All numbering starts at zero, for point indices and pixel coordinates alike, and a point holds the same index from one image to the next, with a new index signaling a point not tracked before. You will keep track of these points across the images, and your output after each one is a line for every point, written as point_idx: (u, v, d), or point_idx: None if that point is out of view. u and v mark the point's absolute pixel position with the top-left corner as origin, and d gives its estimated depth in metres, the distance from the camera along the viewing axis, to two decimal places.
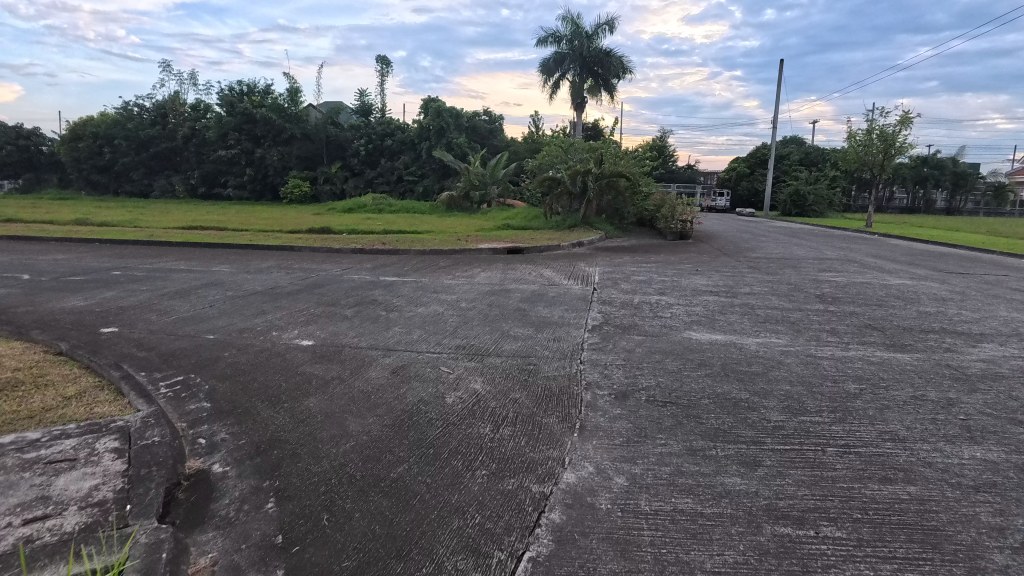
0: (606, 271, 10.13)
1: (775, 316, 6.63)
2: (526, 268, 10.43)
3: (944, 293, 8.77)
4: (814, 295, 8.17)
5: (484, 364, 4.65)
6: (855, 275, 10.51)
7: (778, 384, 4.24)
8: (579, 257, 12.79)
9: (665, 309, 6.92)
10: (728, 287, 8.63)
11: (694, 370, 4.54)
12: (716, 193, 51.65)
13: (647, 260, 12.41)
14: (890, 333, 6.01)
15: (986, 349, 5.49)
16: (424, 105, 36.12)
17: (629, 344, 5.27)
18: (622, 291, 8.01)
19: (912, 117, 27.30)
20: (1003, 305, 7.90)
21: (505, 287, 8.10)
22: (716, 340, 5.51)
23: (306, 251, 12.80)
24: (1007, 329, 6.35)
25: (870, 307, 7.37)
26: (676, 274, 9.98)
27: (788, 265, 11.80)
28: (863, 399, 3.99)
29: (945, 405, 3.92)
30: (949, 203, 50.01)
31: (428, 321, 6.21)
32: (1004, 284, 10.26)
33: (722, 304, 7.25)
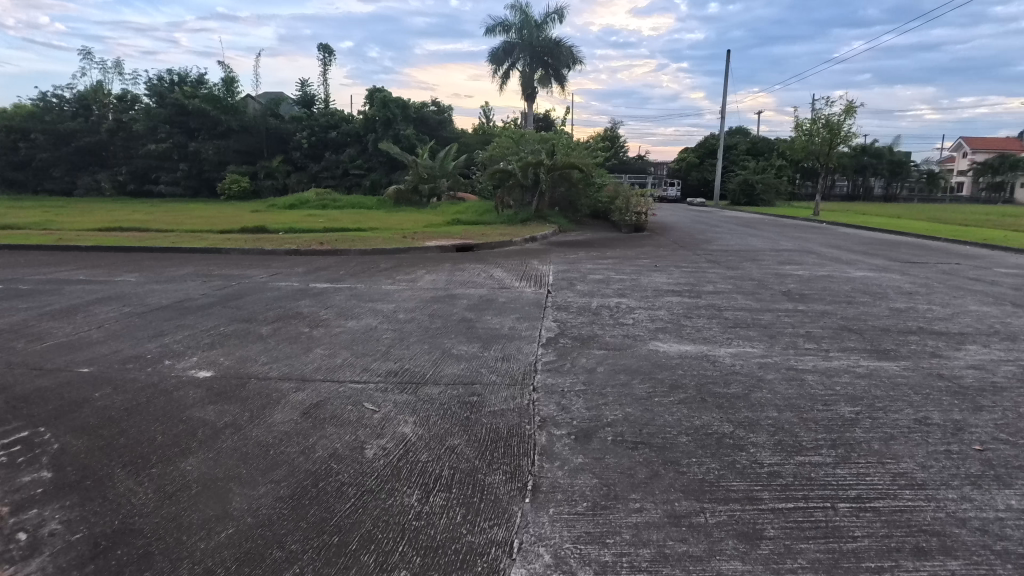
0: (561, 270, 9.45)
1: (744, 320, 6.05)
2: (475, 268, 9.64)
3: (909, 286, 8.46)
4: (779, 292, 7.70)
5: (418, 398, 3.87)
6: (816, 268, 10.15)
7: (763, 411, 3.62)
8: (531, 254, 12.09)
9: (625, 314, 6.27)
10: (690, 285, 8.09)
11: (666, 395, 3.87)
12: (667, 183, 51.96)
13: (603, 255, 11.82)
14: (869, 336, 5.51)
15: (973, 353, 5.03)
16: (369, 96, 34.77)
17: (588, 362, 4.57)
18: (578, 293, 7.33)
19: (855, 106, 27.76)
20: (971, 298, 7.60)
21: (450, 293, 7.30)
22: (685, 353, 4.88)
23: (234, 254, 11.65)
24: (985, 327, 5.97)
25: (841, 305, 6.93)
26: (634, 271, 9.39)
27: (747, 258, 11.43)
28: (862, 427, 3.40)
29: (954, 432, 3.37)
30: (887, 190, 51.95)
31: (358, 337, 5.37)
32: (961, 273, 10.14)
33: (687, 306, 6.65)
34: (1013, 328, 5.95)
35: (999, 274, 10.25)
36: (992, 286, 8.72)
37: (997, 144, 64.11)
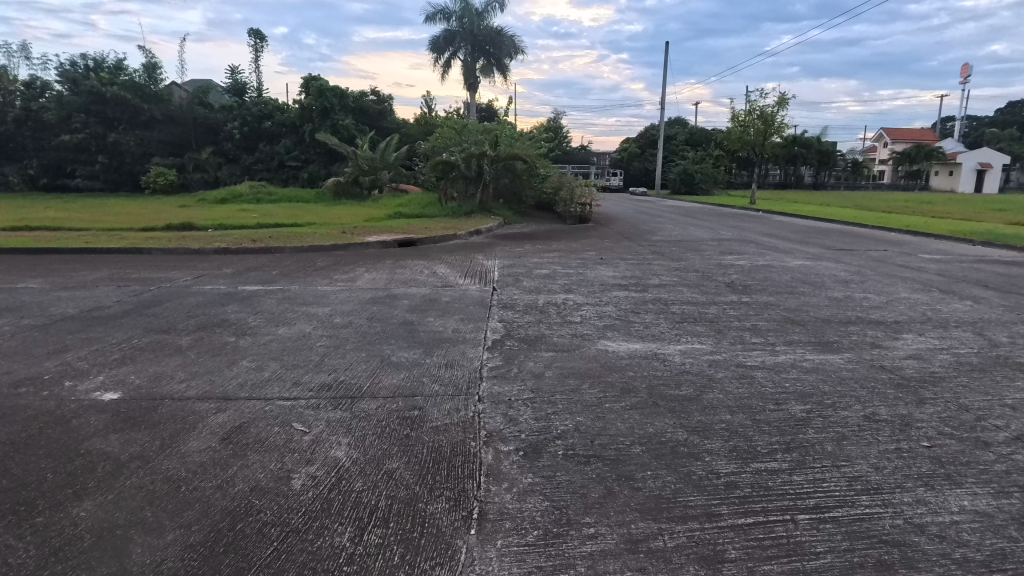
0: (507, 265, 9.22)
1: (692, 314, 6.00)
2: (417, 264, 9.29)
3: (844, 274, 8.69)
4: (722, 283, 7.74)
5: (354, 415, 3.56)
6: (756, 258, 10.33)
7: (716, 414, 3.51)
8: (475, 248, 11.81)
9: (573, 311, 6.11)
10: (637, 278, 8.03)
11: (616, 400, 3.71)
12: (610, 172, 52.51)
13: (549, 248, 11.68)
14: (812, 328, 5.54)
15: (910, 342, 5.12)
16: (305, 84, 33.44)
17: (536, 366, 4.36)
18: (524, 290, 7.12)
19: (787, 98, 28.75)
20: (902, 285, 7.86)
21: (391, 293, 6.95)
22: (635, 352, 4.76)
23: (156, 254, 10.82)
24: (918, 315, 6.13)
25: (782, 296, 7.01)
26: (580, 264, 9.28)
27: (690, 249, 11.54)
28: (815, 428, 3.34)
29: (902, 428, 3.35)
30: (816, 179, 54.41)
31: (289, 346, 4.97)
32: (889, 260, 10.56)
33: (634, 301, 6.56)
34: (943, 316, 6.14)
35: (924, 260, 10.71)
36: (919, 273, 9.08)
37: (914, 134, 68.09)
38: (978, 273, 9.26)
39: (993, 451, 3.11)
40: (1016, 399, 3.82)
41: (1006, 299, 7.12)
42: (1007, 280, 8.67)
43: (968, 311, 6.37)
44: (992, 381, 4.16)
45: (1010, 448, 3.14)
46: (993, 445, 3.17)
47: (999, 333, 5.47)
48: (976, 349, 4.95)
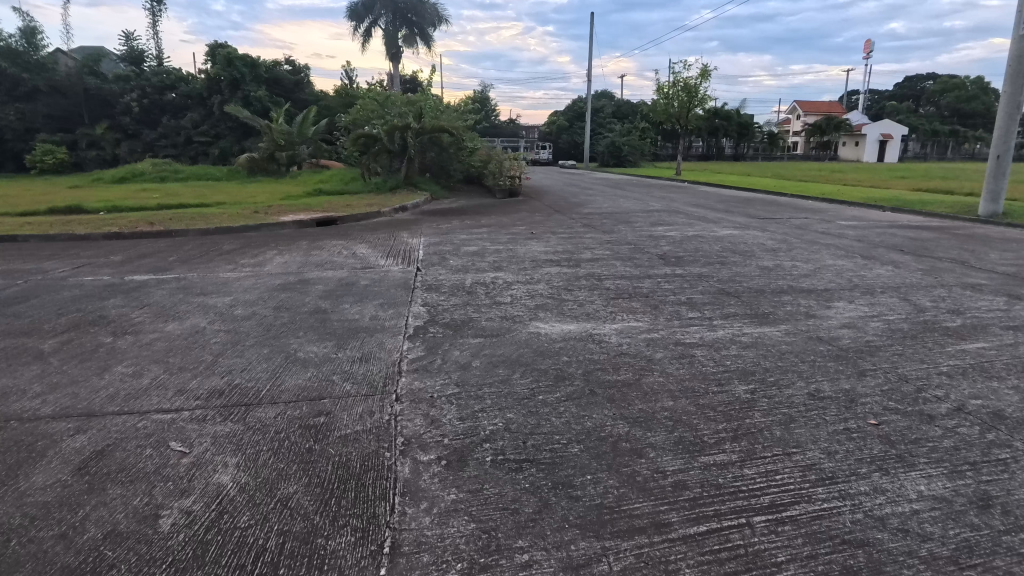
0: (433, 243, 8.69)
1: (626, 290, 5.74)
2: (335, 245, 8.60)
3: (771, 243, 8.74)
4: (655, 255, 7.57)
5: (248, 427, 3.03)
6: (686, 228, 10.28)
7: (658, 401, 3.22)
8: (400, 226, 11.16)
9: (502, 291, 5.71)
10: (568, 253, 7.73)
11: (550, 391, 3.36)
12: (539, 146, 52.25)
13: (478, 224, 11.21)
14: (747, 299, 5.40)
15: (842, 311, 5.06)
16: (211, 52, 30.95)
17: (462, 356, 3.94)
18: (450, 270, 6.66)
19: (710, 70, 29.24)
20: (826, 252, 7.96)
21: (303, 278, 6.30)
22: (568, 334, 4.42)
23: (33, 242, 9.55)
24: (846, 282, 6.14)
25: (715, 266, 6.89)
26: (510, 240, 8.89)
27: (620, 221, 11.40)
28: (761, 410, 3.11)
29: (848, 405, 3.18)
30: (736, 151, 56.35)
31: (178, 345, 4.31)
32: (810, 227, 10.81)
33: (567, 278, 6.23)
34: (869, 282, 6.18)
35: (843, 227, 11.01)
36: (839, 239, 9.28)
37: (823, 107, 71.70)
38: (892, 238, 9.58)
39: (939, 425, 2.97)
40: (951, 366, 3.75)
41: (922, 263, 7.33)
42: (919, 244, 9.00)
43: (890, 276, 6.46)
44: (925, 348, 4.11)
45: (954, 421, 3.02)
46: (937, 418, 3.04)
47: (923, 298, 5.52)
48: (904, 315, 4.95)
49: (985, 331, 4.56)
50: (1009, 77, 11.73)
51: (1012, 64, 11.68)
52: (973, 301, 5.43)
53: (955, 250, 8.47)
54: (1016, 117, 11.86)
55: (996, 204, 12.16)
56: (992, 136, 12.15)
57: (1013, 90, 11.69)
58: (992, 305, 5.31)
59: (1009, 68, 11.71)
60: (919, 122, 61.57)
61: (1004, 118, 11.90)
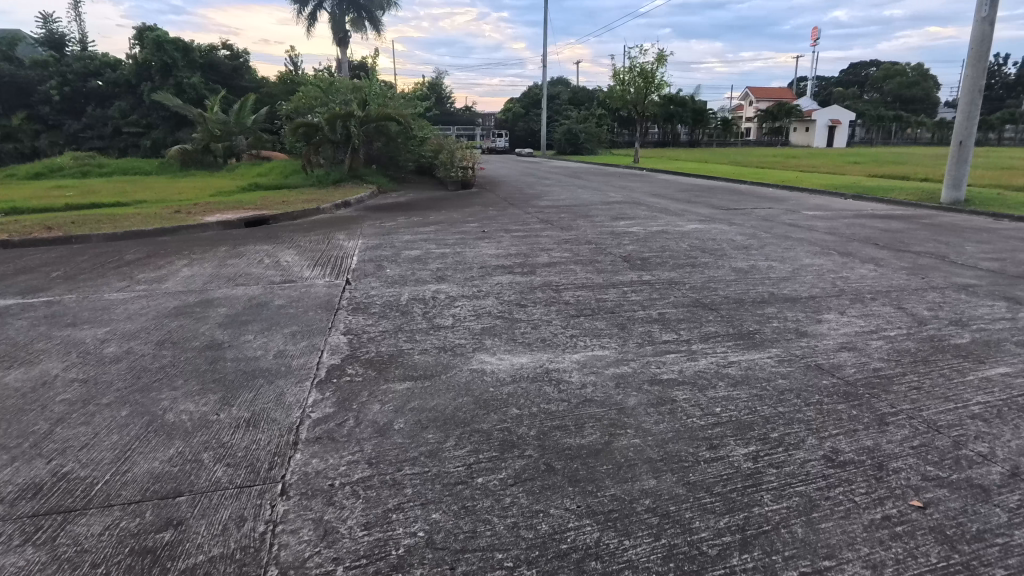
0: (372, 247, 7.72)
1: (587, 304, 4.94)
2: (258, 252, 7.54)
3: (741, 238, 8.12)
4: (617, 257, 6.82)
5: (53, 558, 2.08)
6: (649, 222, 9.59)
7: (635, 479, 2.43)
8: (339, 225, 10.11)
9: (443, 310, 4.82)
10: (523, 255, 6.91)
11: (494, 470, 2.52)
12: (495, 134, 51.04)
13: (425, 222, 10.26)
14: (727, 313, 4.68)
15: (835, 326, 4.39)
16: (139, 35, 28.73)
17: (381, 413, 3.05)
18: (385, 282, 5.74)
19: (666, 55, 28.74)
20: (800, 249, 7.37)
21: (205, 298, 5.27)
22: (520, 372, 3.57)
23: None
24: (830, 286, 5.51)
25: (684, 270, 6.19)
26: (459, 240, 8.01)
27: (579, 214, 10.65)
28: (771, 492, 2.35)
29: (877, 476, 2.45)
30: (691, 137, 56.58)
31: (12, 405, 3.28)
32: (777, 219, 10.29)
33: (519, 289, 5.40)
34: (855, 285, 5.56)
35: (809, 218, 10.55)
36: (810, 233, 8.73)
37: (773, 93, 72.88)
38: (863, 231, 9.11)
39: (999, 506, 2.28)
40: (982, 404, 3.09)
41: (902, 260, 6.80)
42: (892, 237, 8.53)
43: (876, 277, 5.87)
44: (943, 377, 3.44)
45: (1015, 497, 2.34)
46: (993, 493, 2.36)
47: (918, 305, 4.92)
48: (905, 329, 4.31)
49: (1001, 349, 3.95)
50: (971, 60, 11.46)
51: (974, 47, 11.42)
52: (973, 307, 4.85)
53: (930, 243, 8.05)
54: (978, 102, 11.58)
55: (958, 191, 11.95)
56: (954, 122, 11.84)
57: (975, 73, 11.42)
58: (994, 312, 4.75)
59: (970, 51, 11.45)
60: (865, 108, 63.10)
61: (966, 103, 11.58)
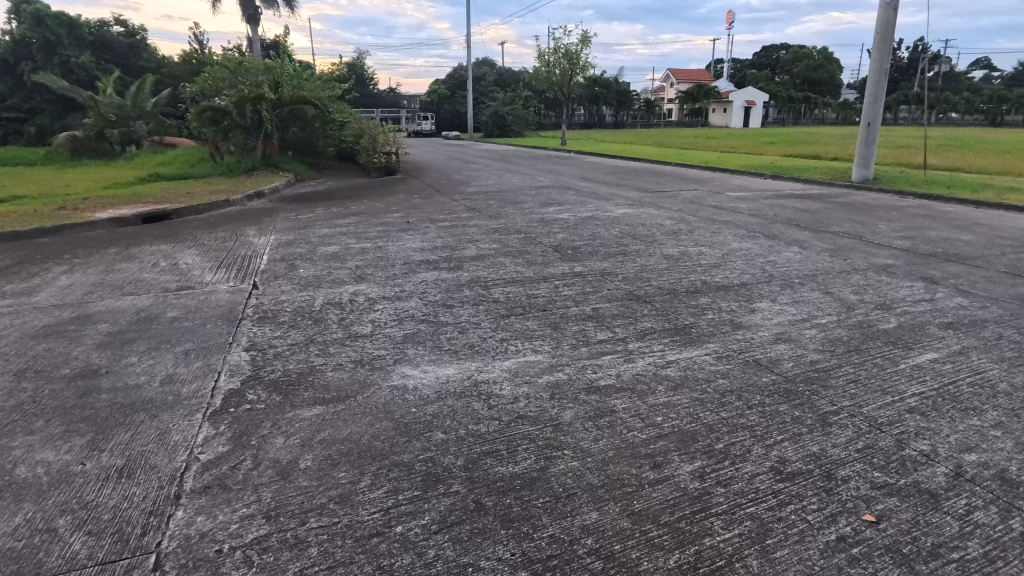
0: (285, 243, 7.11)
1: (518, 302, 4.65)
2: (153, 253, 6.77)
3: (670, 223, 8.07)
4: (547, 246, 6.58)
5: None
6: (578, 208, 9.43)
7: (575, 514, 2.17)
8: (250, 219, 9.35)
9: (361, 315, 4.39)
10: (449, 248, 6.55)
11: (416, 514, 2.19)
12: (420, 117, 49.76)
13: (345, 213, 9.66)
14: (661, 306, 4.52)
15: (769, 315, 4.31)
16: (14, 9, 25.80)
17: (285, 450, 2.64)
18: (297, 284, 5.23)
19: (589, 36, 28.73)
20: (728, 232, 7.39)
21: (83, 312, 4.60)
22: (447, 387, 3.23)
23: None
24: (759, 272, 5.48)
25: (616, 258, 6.03)
26: (381, 233, 7.53)
27: (508, 201, 10.36)
28: (721, 517, 2.15)
29: (827, 489, 2.31)
30: (616, 118, 57.37)
31: None
32: (703, 201, 10.39)
33: (445, 288, 5.04)
34: (783, 270, 5.57)
35: (733, 199, 10.74)
36: (735, 215, 8.83)
37: (692, 75, 75.07)
38: (783, 211, 9.32)
39: (949, 513, 2.19)
40: (917, 395, 3.05)
41: (823, 241, 6.94)
42: (811, 218, 8.76)
43: (801, 261, 5.91)
44: (877, 367, 3.39)
45: (962, 501, 2.25)
46: (943, 499, 2.26)
47: (844, 289, 4.95)
48: (834, 316, 4.29)
49: (926, 332, 3.98)
50: (877, 44, 11.98)
51: (879, 31, 11.93)
52: (893, 289, 4.94)
53: (847, 223, 8.31)
54: (883, 85, 12.12)
55: (867, 169, 12.51)
56: (863, 103, 12.36)
57: (880, 56, 11.95)
58: (913, 293, 4.85)
59: (876, 35, 11.95)
60: (777, 89, 66.08)
61: (873, 85, 12.09)
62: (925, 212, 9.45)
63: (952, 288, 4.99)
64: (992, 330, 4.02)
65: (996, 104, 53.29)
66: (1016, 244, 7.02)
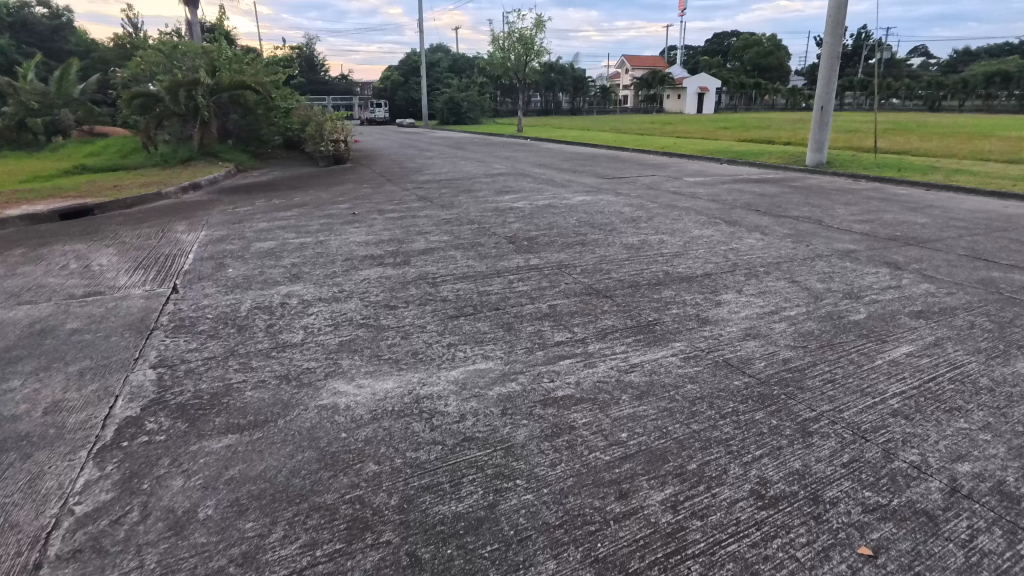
0: (216, 239, 6.50)
1: (469, 300, 4.26)
2: (64, 254, 6.07)
3: (629, 210, 7.79)
4: (501, 237, 6.19)
5: None
6: (534, 196, 9.08)
7: (529, 565, 1.82)
8: (182, 213, 8.63)
9: (292, 320, 3.93)
10: (397, 242, 6.10)
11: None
12: (373, 104, 48.43)
13: (287, 205, 9.03)
14: (623, 301, 4.19)
15: (736, 308, 4.05)
16: None
17: (183, 495, 2.20)
18: (223, 286, 4.71)
19: (544, 20, 28.28)
20: (688, 218, 7.17)
21: None
22: (384, 405, 2.82)
23: None
24: (722, 260, 5.25)
25: (574, 249, 5.71)
26: (324, 227, 6.99)
27: (462, 189, 9.92)
28: (700, 560, 1.84)
29: (816, 517, 2.02)
30: (572, 105, 57.23)
31: None
32: (661, 187, 10.19)
33: (389, 286, 4.61)
34: (746, 258, 5.34)
35: (691, 184, 10.58)
36: (695, 201, 8.63)
37: (647, 62, 75.54)
38: (742, 196, 9.19)
39: (951, 540, 1.93)
40: (899, 396, 2.82)
41: (785, 227, 6.77)
42: (770, 202, 8.64)
43: (764, 247, 5.72)
44: (853, 365, 3.15)
45: (963, 524, 2.00)
46: (942, 522, 2.00)
47: (810, 277, 4.76)
48: (804, 307, 4.06)
49: (898, 322, 3.78)
50: (829, 28, 12.00)
51: (831, 15, 11.94)
52: (859, 276, 4.76)
53: (805, 207, 8.22)
54: (836, 68, 12.16)
55: (821, 153, 12.57)
56: (816, 87, 12.38)
57: (833, 40, 11.97)
58: (879, 280, 4.69)
59: (828, 19, 11.97)
60: (729, 75, 67.06)
61: (826, 69, 12.12)
62: (879, 195, 9.46)
63: (917, 274, 4.85)
64: (963, 318, 3.85)
65: (934, 90, 55.40)
66: (970, 226, 7.02)
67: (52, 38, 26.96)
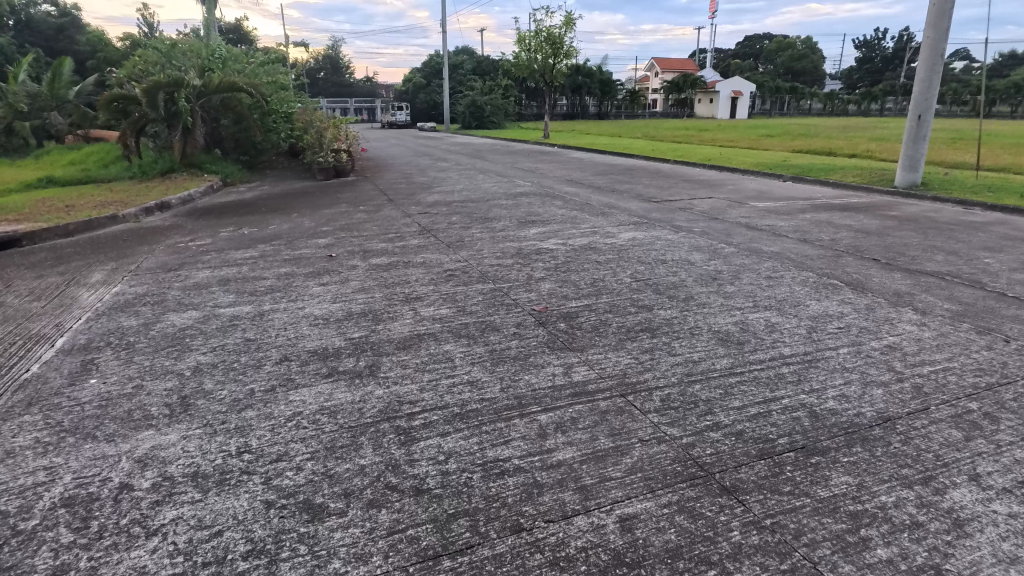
0: (121, 303, 4.60)
1: (464, 494, 2.24)
2: None
3: (699, 257, 5.75)
4: (525, 312, 4.19)
5: None
6: (568, 229, 7.10)
7: None
8: (119, 248, 6.78)
9: (110, 559, 1.96)
10: (370, 318, 4.14)
11: None
12: (395, 107, 47.03)
13: (255, 237, 7.15)
14: (767, 514, 2.12)
15: (1010, 550, 1.97)
16: None
17: None
18: (56, 426, 2.78)
19: (573, 18, 26.25)
20: (788, 276, 5.11)
21: None
22: None
23: None
24: (895, 381, 3.17)
25: (638, 341, 3.69)
26: (280, 282, 5.06)
27: (476, 217, 7.97)
28: None
29: None
30: (599, 109, 55.31)
31: None
32: (724, 215, 8.13)
33: (328, 440, 2.62)
34: (931, 374, 3.25)
35: (761, 211, 8.50)
36: (782, 241, 6.53)
37: (677, 64, 73.17)
38: (839, 233, 7.05)
39: None
40: None
41: (939, 296, 4.65)
42: (882, 244, 6.47)
43: (942, 347, 3.62)
44: None
45: None
46: None
47: None
48: None
49: None
50: (932, 20, 9.73)
51: (935, 3, 9.68)
52: None
53: (937, 254, 6.08)
54: (938, 70, 9.89)
55: (915, 172, 10.32)
56: (912, 91, 10.12)
57: (936, 35, 9.71)
58: None
59: (932, 8, 9.71)
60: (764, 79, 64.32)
61: (926, 70, 9.88)
62: (1017, 232, 7.24)
63: None
64: None
65: (982, 96, 52.37)
66: None
67: (57, 38, 25.95)
